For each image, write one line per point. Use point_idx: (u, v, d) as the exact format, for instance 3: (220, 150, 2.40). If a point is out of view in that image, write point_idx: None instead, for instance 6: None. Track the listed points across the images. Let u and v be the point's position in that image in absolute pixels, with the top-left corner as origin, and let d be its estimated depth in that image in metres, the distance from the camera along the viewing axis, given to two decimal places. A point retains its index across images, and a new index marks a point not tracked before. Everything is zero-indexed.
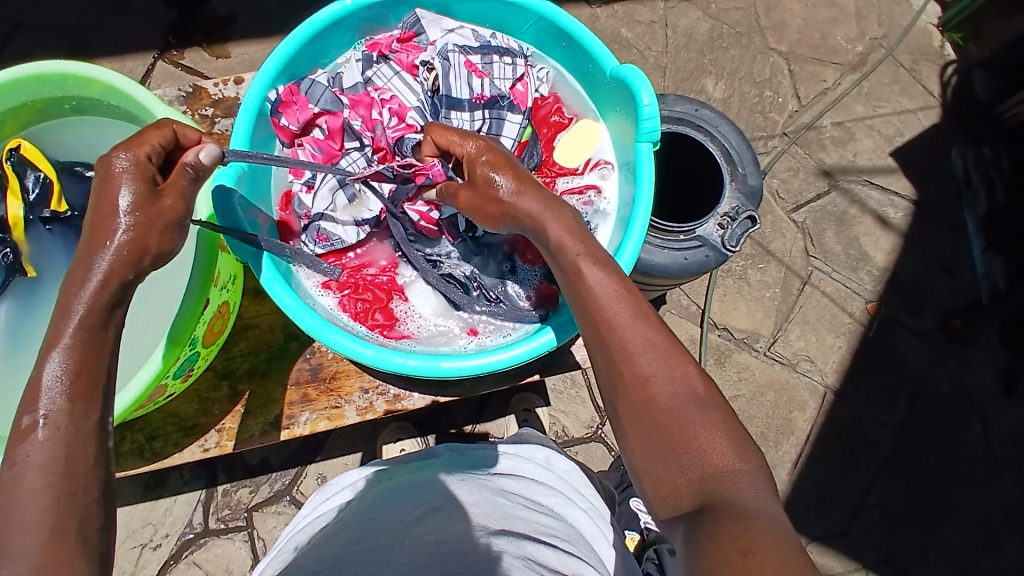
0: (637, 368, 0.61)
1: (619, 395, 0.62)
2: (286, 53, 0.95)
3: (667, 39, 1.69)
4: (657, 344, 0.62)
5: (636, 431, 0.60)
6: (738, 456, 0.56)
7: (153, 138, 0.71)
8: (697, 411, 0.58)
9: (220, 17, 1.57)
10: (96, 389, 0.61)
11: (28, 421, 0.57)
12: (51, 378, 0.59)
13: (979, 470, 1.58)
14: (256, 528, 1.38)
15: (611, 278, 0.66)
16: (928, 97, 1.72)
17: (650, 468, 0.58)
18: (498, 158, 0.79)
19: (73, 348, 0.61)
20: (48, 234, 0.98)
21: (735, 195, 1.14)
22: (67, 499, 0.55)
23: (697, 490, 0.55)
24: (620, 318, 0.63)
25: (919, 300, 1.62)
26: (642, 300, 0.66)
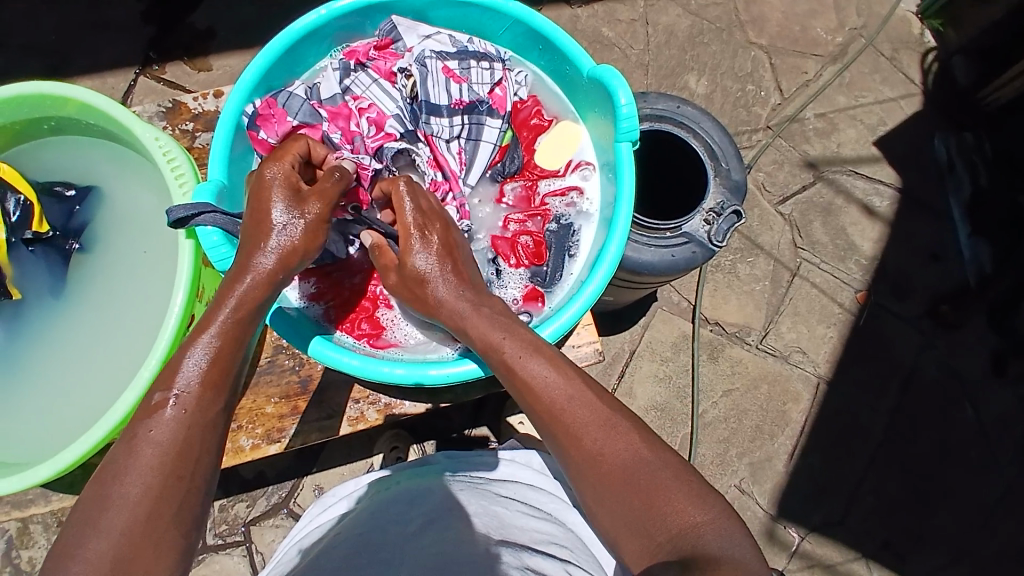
0: (583, 446, 0.64)
1: (580, 476, 0.64)
2: (262, 64, 0.95)
3: (648, 37, 1.69)
4: (596, 415, 0.66)
5: (601, 507, 0.62)
6: (696, 508, 0.58)
7: (293, 152, 0.80)
8: (649, 473, 0.61)
9: (200, 30, 1.57)
10: (227, 384, 0.65)
11: (161, 398, 0.61)
12: (189, 367, 0.63)
13: (974, 453, 1.59)
14: (254, 542, 1.38)
15: (541, 361, 0.71)
16: (909, 86, 1.73)
17: (623, 541, 0.60)
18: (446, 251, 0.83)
19: (217, 341, 0.65)
20: (31, 255, 0.97)
21: (719, 190, 1.14)
22: (175, 483, 0.58)
23: (665, 551, 0.56)
24: (557, 400, 0.67)
25: (909, 287, 1.63)
26: (574, 377, 0.70)
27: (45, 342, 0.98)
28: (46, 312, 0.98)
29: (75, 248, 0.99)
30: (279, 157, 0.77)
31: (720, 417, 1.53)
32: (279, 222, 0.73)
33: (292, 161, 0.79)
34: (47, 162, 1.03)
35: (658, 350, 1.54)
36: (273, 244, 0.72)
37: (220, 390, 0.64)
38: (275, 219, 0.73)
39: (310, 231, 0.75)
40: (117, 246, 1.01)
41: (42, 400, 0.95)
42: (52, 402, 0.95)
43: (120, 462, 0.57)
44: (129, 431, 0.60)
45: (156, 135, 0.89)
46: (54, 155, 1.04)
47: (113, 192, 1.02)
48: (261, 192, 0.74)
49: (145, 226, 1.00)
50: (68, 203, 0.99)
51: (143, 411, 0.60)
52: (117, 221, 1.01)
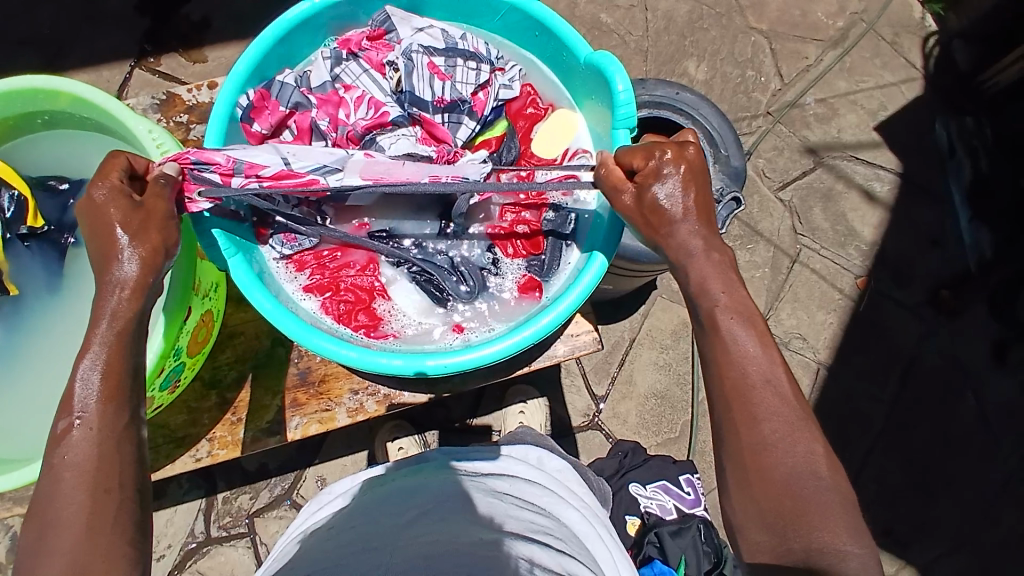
0: (759, 435, 0.65)
1: (735, 457, 0.66)
2: (256, 55, 0.95)
3: (646, 23, 1.68)
4: (785, 413, 0.66)
5: (745, 494, 0.65)
6: (850, 536, 0.60)
7: (115, 166, 0.74)
8: (812, 488, 0.63)
9: (196, 20, 1.56)
10: (126, 392, 0.65)
11: (64, 424, 0.62)
12: (84, 388, 0.63)
13: (975, 438, 1.59)
14: (257, 533, 1.39)
15: (750, 335, 0.69)
16: (909, 70, 1.72)
17: (751, 530, 0.64)
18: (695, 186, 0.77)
19: (104, 352, 0.66)
20: (27, 251, 0.99)
21: (718, 177, 1.13)
22: (104, 496, 0.60)
23: (797, 561, 0.60)
24: (752, 378, 0.67)
25: (909, 273, 1.63)
26: (779, 361, 0.69)
27: (46, 337, 0.98)
28: (44, 308, 0.99)
29: (70, 242, 1.00)
30: (103, 177, 0.71)
31: None
32: (124, 236, 0.70)
33: (119, 173, 0.73)
34: (40, 158, 1.04)
35: (657, 338, 1.54)
36: (126, 259, 0.70)
37: (123, 397, 0.65)
38: (121, 235, 0.70)
39: (161, 230, 0.73)
40: None
41: (39, 397, 0.95)
42: (50, 398, 0.94)
43: (48, 491, 0.59)
44: (47, 461, 0.61)
45: (150, 128, 0.88)
46: (48, 152, 1.04)
47: None
48: (98, 217, 0.70)
49: None
50: (62, 197, 0.99)
51: (49, 441, 0.62)
52: None
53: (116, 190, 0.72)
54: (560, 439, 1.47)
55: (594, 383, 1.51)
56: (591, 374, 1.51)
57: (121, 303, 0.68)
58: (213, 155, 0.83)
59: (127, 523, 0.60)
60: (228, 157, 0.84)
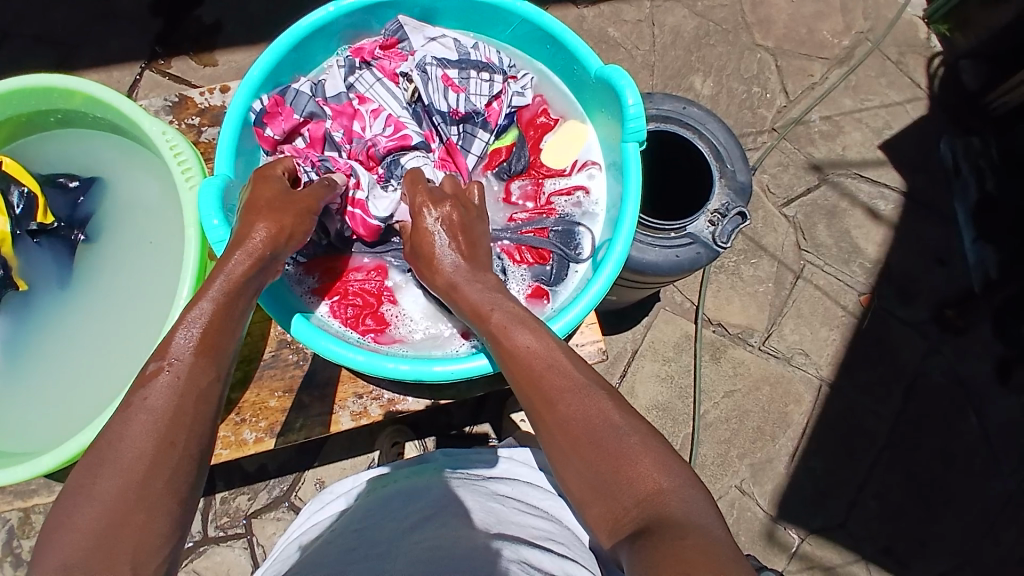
0: (557, 412, 0.63)
1: (549, 445, 0.64)
2: (270, 62, 0.96)
3: (654, 37, 1.69)
4: (570, 383, 0.65)
5: (569, 471, 0.62)
6: (663, 474, 0.58)
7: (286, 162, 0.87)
8: (617, 439, 0.60)
9: (207, 24, 1.57)
10: (220, 352, 0.64)
11: (156, 365, 0.60)
12: (181, 339, 0.62)
13: (976, 457, 1.59)
14: (255, 534, 1.38)
15: (531, 333, 0.70)
16: (915, 90, 1.73)
17: (591, 506, 0.60)
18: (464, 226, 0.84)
19: (210, 309, 0.65)
20: (37, 247, 0.98)
21: (724, 192, 1.14)
22: (166, 450, 0.56)
23: (632, 520, 0.56)
24: (537, 368, 0.67)
25: (913, 291, 1.63)
26: (557, 345, 0.69)
27: (53, 334, 0.98)
28: (52, 304, 0.99)
29: (80, 238, 0.99)
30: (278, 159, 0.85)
31: (721, 417, 1.54)
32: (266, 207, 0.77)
33: (285, 167, 0.85)
34: (50, 155, 1.04)
35: (660, 350, 1.54)
36: (262, 225, 0.74)
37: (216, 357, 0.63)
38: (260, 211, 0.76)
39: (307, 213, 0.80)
40: (122, 238, 1.01)
41: (47, 393, 0.96)
42: (58, 395, 0.95)
43: (117, 431, 0.56)
44: (125, 401, 0.59)
45: (163, 129, 0.89)
46: (59, 147, 1.04)
47: (118, 184, 1.02)
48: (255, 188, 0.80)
49: (152, 217, 1.01)
50: (72, 194, 0.99)
51: (137, 379, 0.60)
52: (122, 212, 1.02)
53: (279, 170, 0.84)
54: None
55: None
56: None
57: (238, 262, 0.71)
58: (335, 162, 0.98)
59: (180, 482, 0.56)
60: (342, 163, 0.97)
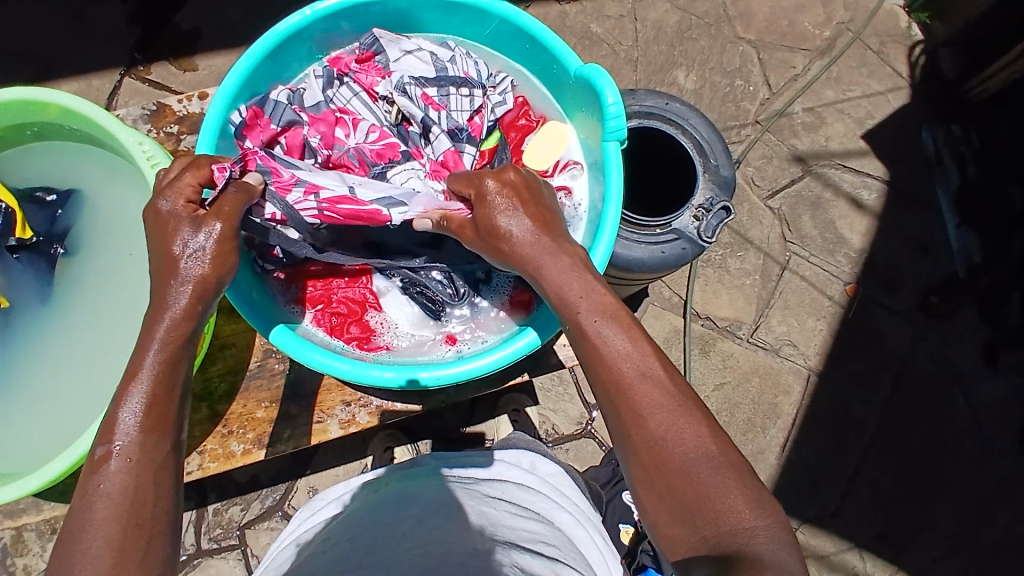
0: (648, 430, 0.60)
1: (630, 455, 0.61)
2: (246, 68, 0.96)
3: (636, 33, 1.69)
4: (666, 401, 0.61)
5: (650, 492, 0.59)
6: (759, 513, 0.54)
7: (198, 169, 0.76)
8: (710, 471, 0.57)
9: (186, 30, 1.56)
10: (170, 417, 0.63)
11: (103, 451, 0.59)
12: (128, 415, 0.61)
13: (966, 441, 1.60)
14: (249, 545, 1.38)
15: (623, 335, 0.65)
16: (896, 79, 1.74)
17: (665, 526, 0.57)
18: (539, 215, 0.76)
19: (151, 378, 0.63)
20: (16, 264, 0.99)
21: (708, 187, 1.15)
22: (133, 532, 0.56)
23: (711, 548, 0.53)
24: (629, 376, 0.62)
25: (898, 279, 1.65)
26: (654, 353, 0.65)
27: (36, 349, 0.98)
28: (34, 319, 0.98)
29: (59, 252, 0.99)
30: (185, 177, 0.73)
31: (712, 411, 1.55)
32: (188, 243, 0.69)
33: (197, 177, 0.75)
34: (28, 171, 1.03)
35: None
36: (192, 264, 0.68)
37: (163, 427, 0.62)
38: (181, 250, 0.68)
39: (221, 254, 0.70)
40: (104, 251, 1.00)
41: (33, 410, 0.95)
42: (44, 412, 0.95)
43: (78, 521, 0.56)
44: (78, 489, 0.58)
45: (141, 140, 0.89)
46: (37, 162, 1.04)
47: (96, 197, 1.02)
48: (162, 228, 0.70)
49: (131, 227, 1.00)
50: (50, 208, 0.99)
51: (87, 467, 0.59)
52: (102, 224, 1.01)
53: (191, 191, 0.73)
54: (554, 446, 1.46)
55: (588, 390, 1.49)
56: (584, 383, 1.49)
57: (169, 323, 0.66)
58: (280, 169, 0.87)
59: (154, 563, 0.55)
60: (292, 174, 0.87)
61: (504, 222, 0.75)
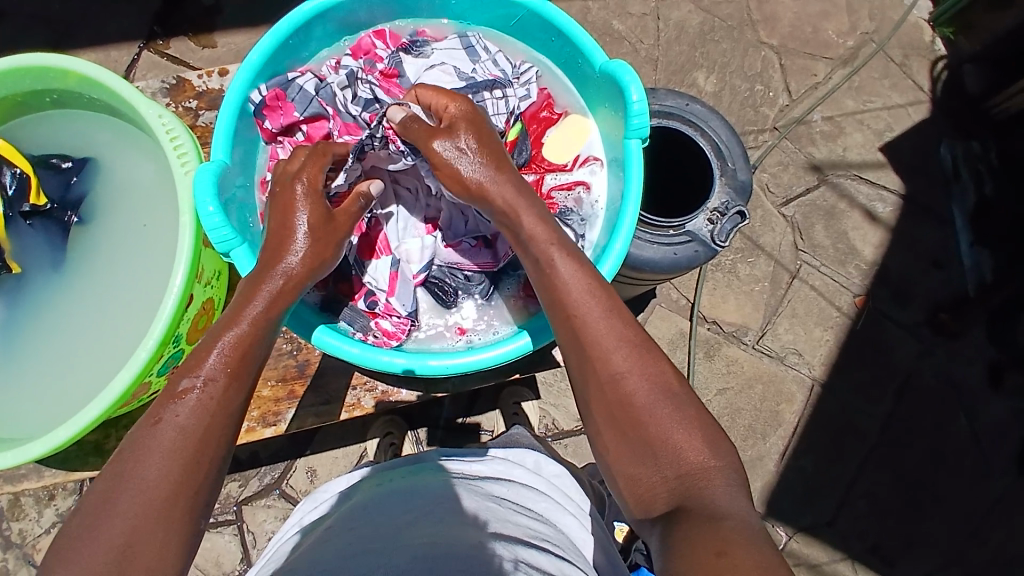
0: (611, 366, 0.63)
1: (592, 392, 0.64)
2: (270, 46, 0.95)
3: (658, 32, 1.68)
4: (629, 343, 0.65)
5: (612, 431, 0.62)
6: (714, 454, 0.58)
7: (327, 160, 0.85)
8: (669, 409, 0.61)
9: (207, 4, 1.55)
10: (247, 368, 0.66)
11: (187, 383, 0.62)
12: (216, 355, 0.64)
13: (966, 460, 1.60)
14: (245, 521, 1.39)
15: (582, 271, 0.70)
16: (917, 93, 1.72)
17: (627, 464, 0.61)
18: (484, 141, 0.81)
19: (240, 331, 0.67)
20: (29, 229, 0.98)
21: (724, 190, 1.13)
22: (194, 468, 0.58)
23: (672, 483, 0.57)
24: (591, 313, 0.66)
25: (908, 294, 1.64)
26: (611, 294, 0.69)
27: (45, 316, 0.97)
28: (45, 286, 0.98)
29: (74, 220, 0.99)
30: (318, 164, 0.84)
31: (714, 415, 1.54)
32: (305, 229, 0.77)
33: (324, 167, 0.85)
34: (43, 137, 1.03)
35: None
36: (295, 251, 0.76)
37: (239, 372, 0.65)
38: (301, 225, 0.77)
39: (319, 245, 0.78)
40: (117, 220, 1.00)
41: (39, 377, 0.95)
42: (50, 379, 0.95)
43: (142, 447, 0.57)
44: (152, 413, 0.60)
45: (160, 113, 0.88)
46: (52, 128, 1.03)
47: (111, 166, 1.01)
48: (293, 198, 0.79)
49: (147, 198, 1.00)
50: (65, 174, 0.98)
51: (167, 395, 0.61)
52: (116, 193, 1.01)
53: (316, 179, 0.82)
54: (553, 441, 1.46)
55: None
56: None
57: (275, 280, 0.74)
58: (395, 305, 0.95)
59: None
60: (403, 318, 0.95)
61: (446, 152, 0.79)
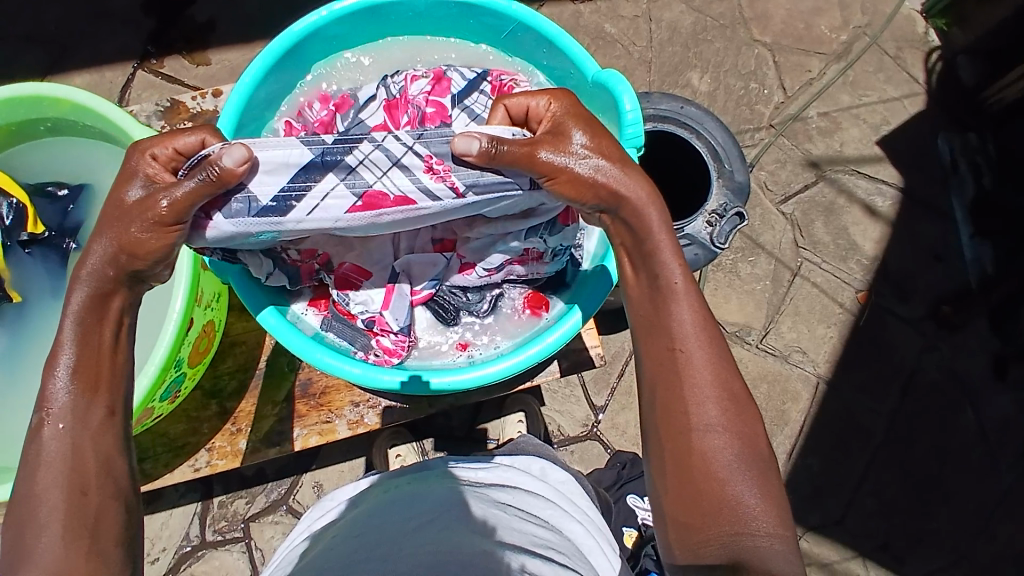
0: (701, 412, 0.63)
1: (671, 430, 0.64)
2: (262, 66, 0.95)
3: (651, 33, 1.68)
4: (726, 395, 0.64)
5: (676, 472, 0.63)
6: (783, 522, 0.59)
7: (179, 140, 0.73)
8: (746, 471, 0.61)
9: (200, 23, 1.55)
10: (112, 385, 0.66)
11: (36, 419, 0.62)
12: (62, 386, 0.63)
13: (974, 454, 1.59)
14: (253, 538, 1.38)
15: (695, 313, 0.67)
16: (912, 85, 1.72)
17: (684, 507, 0.61)
18: (599, 140, 0.76)
19: (76, 353, 0.65)
20: (29, 258, 0.98)
21: (722, 192, 1.14)
22: (79, 499, 0.60)
23: (728, 539, 0.58)
24: (694, 355, 0.65)
25: (910, 288, 1.63)
26: (719, 340, 0.67)
27: (50, 344, 0.97)
28: (46, 314, 0.99)
29: (72, 246, 1.00)
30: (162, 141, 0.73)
31: None
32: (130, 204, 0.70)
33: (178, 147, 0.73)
34: (38, 164, 1.03)
35: None
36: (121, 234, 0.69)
37: (108, 396, 0.65)
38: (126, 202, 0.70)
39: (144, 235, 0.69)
40: None
41: None
42: None
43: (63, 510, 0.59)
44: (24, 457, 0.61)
45: None
46: (46, 156, 1.03)
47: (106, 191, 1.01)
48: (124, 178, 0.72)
49: None
50: (61, 203, 0.99)
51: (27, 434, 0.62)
52: None
53: (162, 159, 0.72)
54: (559, 448, 1.45)
55: (594, 393, 1.48)
56: (590, 385, 1.49)
57: (99, 271, 0.68)
58: (392, 324, 0.94)
59: None
60: (400, 339, 0.95)
61: (560, 161, 0.74)
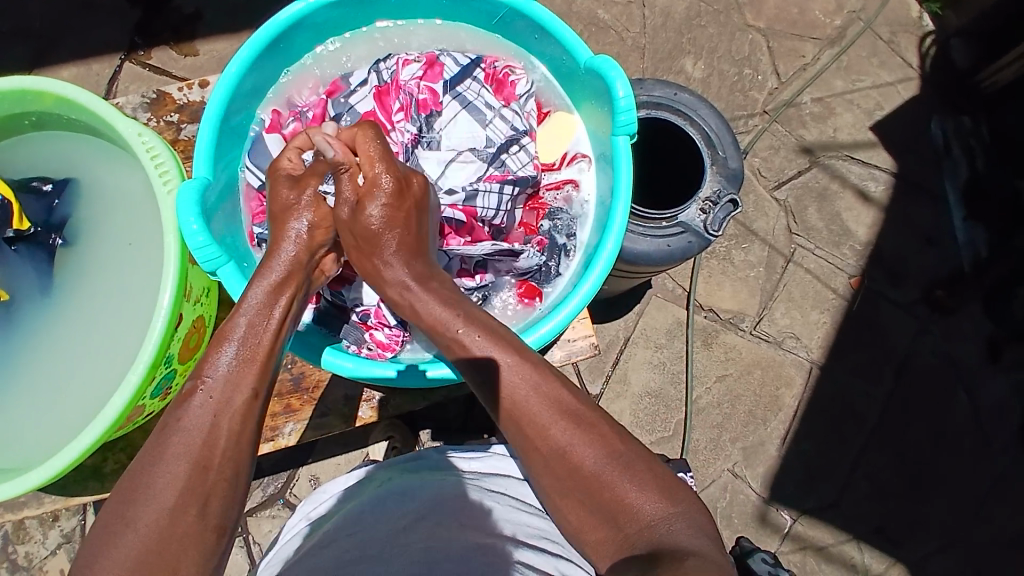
0: (549, 440, 0.62)
1: (539, 468, 0.63)
2: (249, 56, 0.94)
3: (644, 19, 1.66)
4: (566, 408, 0.64)
5: (563, 498, 0.62)
6: (669, 499, 0.59)
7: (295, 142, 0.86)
8: (618, 469, 0.60)
9: (187, 13, 1.53)
10: (267, 369, 0.68)
11: (191, 386, 0.64)
12: (225, 360, 0.66)
13: (966, 436, 1.60)
14: (250, 533, 1.39)
15: (501, 345, 0.69)
16: (906, 70, 1.71)
17: (588, 530, 0.60)
18: (407, 239, 0.79)
19: (242, 339, 0.68)
20: (15, 255, 0.96)
21: (716, 179, 1.13)
22: (203, 473, 0.59)
23: (636, 539, 0.57)
24: (519, 388, 0.65)
25: (903, 272, 1.64)
26: (539, 362, 0.68)
27: (40, 341, 0.97)
28: (35, 311, 0.97)
29: (58, 242, 0.98)
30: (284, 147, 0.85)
31: (713, 403, 1.55)
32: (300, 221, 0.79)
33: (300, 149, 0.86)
34: (26, 160, 1.02)
35: (652, 336, 1.55)
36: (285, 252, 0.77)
37: (256, 379, 0.66)
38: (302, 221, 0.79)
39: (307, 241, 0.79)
40: (104, 241, 0.99)
41: (37, 405, 0.94)
42: (48, 405, 0.94)
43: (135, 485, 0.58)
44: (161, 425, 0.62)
45: (140, 131, 0.87)
46: (33, 152, 1.02)
47: (95, 187, 1.01)
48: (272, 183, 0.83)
49: (133, 216, 0.99)
50: (47, 198, 0.97)
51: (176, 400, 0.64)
52: (102, 213, 1.00)
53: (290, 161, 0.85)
54: None
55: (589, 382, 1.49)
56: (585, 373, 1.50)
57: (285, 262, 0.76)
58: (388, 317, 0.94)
59: None
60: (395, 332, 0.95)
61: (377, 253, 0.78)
